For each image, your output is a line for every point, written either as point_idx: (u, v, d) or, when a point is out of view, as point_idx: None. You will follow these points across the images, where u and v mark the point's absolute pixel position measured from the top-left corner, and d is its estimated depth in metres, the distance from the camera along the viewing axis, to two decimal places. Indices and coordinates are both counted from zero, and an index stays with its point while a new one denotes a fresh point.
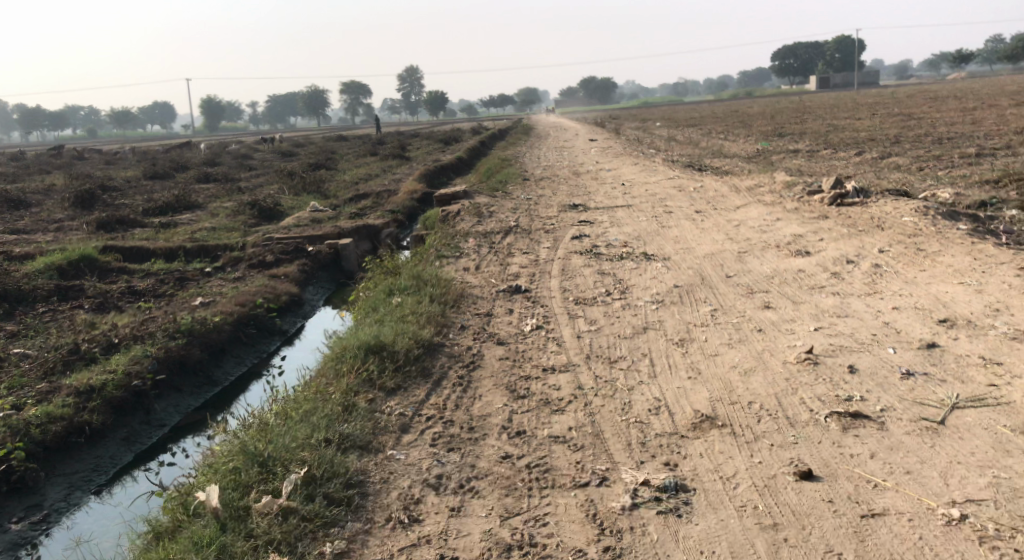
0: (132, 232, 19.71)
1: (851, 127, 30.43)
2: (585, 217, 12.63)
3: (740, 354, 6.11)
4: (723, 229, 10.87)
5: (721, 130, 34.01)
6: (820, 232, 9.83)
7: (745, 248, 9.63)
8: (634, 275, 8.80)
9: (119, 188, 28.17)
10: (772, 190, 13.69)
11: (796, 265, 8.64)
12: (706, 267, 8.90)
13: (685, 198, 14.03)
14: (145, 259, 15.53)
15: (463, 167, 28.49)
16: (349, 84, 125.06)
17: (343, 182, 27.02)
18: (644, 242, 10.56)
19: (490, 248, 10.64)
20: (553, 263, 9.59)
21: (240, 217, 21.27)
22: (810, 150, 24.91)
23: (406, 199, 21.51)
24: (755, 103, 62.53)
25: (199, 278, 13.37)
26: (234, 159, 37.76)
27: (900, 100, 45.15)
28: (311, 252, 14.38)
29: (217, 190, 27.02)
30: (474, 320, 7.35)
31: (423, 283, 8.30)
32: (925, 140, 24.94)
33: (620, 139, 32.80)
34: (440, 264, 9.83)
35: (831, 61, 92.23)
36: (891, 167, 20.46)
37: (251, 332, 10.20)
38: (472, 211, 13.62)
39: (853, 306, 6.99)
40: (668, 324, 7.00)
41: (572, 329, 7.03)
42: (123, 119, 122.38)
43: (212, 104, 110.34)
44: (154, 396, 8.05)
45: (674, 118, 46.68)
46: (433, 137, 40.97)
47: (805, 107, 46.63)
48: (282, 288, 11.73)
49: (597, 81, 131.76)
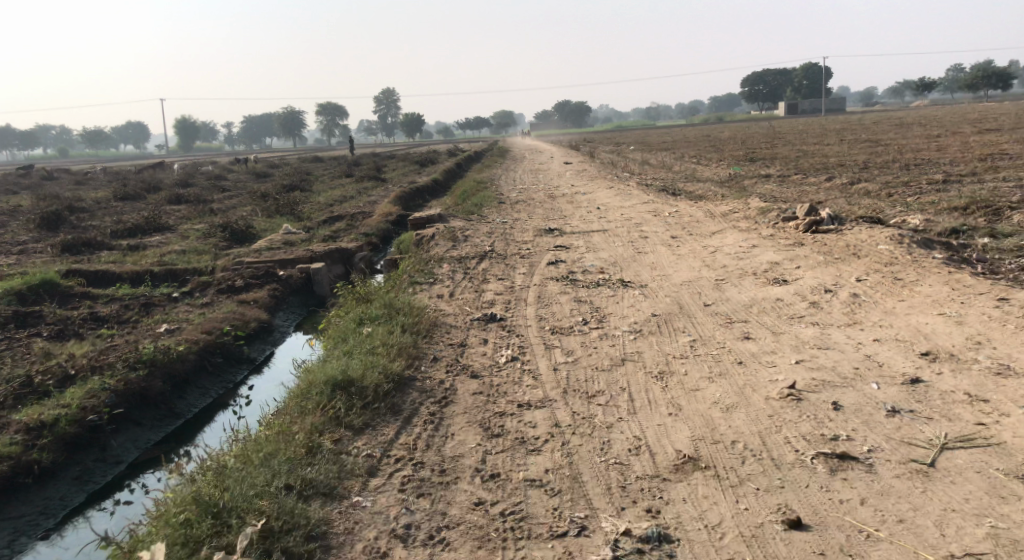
0: (98, 255, 19.27)
1: (822, 153, 30.72)
2: (561, 243, 12.45)
3: (722, 388, 5.91)
4: (700, 256, 10.73)
5: (694, 154, 34.17)
6: (798, 260, 9.71)
7: (722, 275, 9.48)
8: (611, 303, 8.61)
9: (88, 210, 27.68)
10: (747, 215, 13.62)
11: (775, 294, 8.49)
12: (684, 295, 8.74)
13: (661, 223, 13.93)
14: (110, 283, 15.14)
15: (438, 189, 28.30)
16: (325, 105, 124.87)
17: (316, 203, 26.71)
18: (621, 269, 10.39)
19: (464, 274, 10.41)
20: (529, 290, 9.38)
21: (210, 240, 20.88)
22: (782, 175, 25.03)
23: (380, 221, 21.25)
24: (727, 127, 63.23)
25: (164, 304, 13.00)
26: (207, 180, 37.37)
27: (868, 126, 45.79)
28: (282, 276, 14.08)
29: (187, 212, 26.61)
30: (447, 351, 7.10)
31: (395, 311, 8.05)
32: (895, 166, 25.18)
33: (595, 162, 32.83)
34: (412, 291, 9.58)
35: (802, 87, 93.58)
36: (863, 193, 20.57)
37: (217, 361, 9.86)
38: (446, 235, 13.40)
39: (834, 336, 6.83)
40: (647, 356, 6.80)
41: (548, 361, 6.80)
42: (95, 138, 121.16)
43: (185, 125, 109.58)
44: (110, 431, 7.79)
45: (648, 142, 46.99)
46: (409, 159, 40.83)
47: (776, 132, 47.18)
48: (251, 315, 11.41)
49: (572, 105, 132.61)
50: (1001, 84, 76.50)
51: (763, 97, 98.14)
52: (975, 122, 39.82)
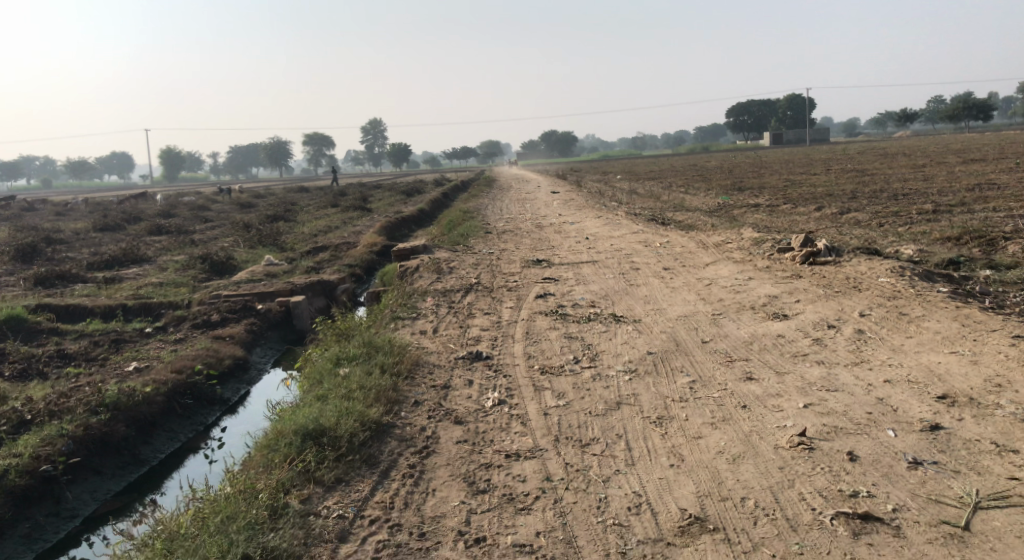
0: (72, 288, 18.74)
1: (809, 183, 30.63)
2: (550, 274, 12.05)
3: (726, 435, 5.47)
4: (694, 289, 10.36)
5: (681, 183, 34.01)
6: (797, 293, 9.35)
7: (719, 310, 9.10)
8: (604, 340, 8.18)
9: (66, 241, 27.15)
10: (740, 246, 13.30)
11: (775, 329, 8.10)
12: (679, 331, 8.34)
13: (652, 254, 13.57)
14: (82, 317, 14.62)
15: (424, 219, 27.91)
16: (312, 135, 124.84)
17: (300, 234, 26.26)
18: (612, 302, 9.99)
19: (448, 308, 9.96)
20: (517, 326, 8.96)
21: (190, 272, 20.37)
22: (771, 205, 24.80)
23: (364, 252, 20.82)
24: (712, 158, 63.51)
25: (135, 340, 12.48)
26: (191, 210, 36.92)
27: (852, 156, 45.96)
28: (261, 309, 13.59)
29: (168, 243, 26.10)
30: (429, 394, 6.63)
31: (375, 349, 7.58)
32: (883, 195, 25.04)
33: (582, 192, 32.62)
34: (394, 326, 9.14)
35: (785, 117, 94.27)
36: (853, 222, 20.32)
37: (187, 403, 9.34)
38: (431, 267, 12.98)
39: (842, 377, 6.43)
40: (644, 399, 6.36)
41: (537, 405, 6.35)
42: (81, 169, 120.58)
43: (172, 155, 109.29)
44: (66, 482, 7.35)
45: (634, 171, 46.97)
46: (396, 188, 40.54)
47: (762, 162, 47.27)
48: (226, 351, 10.90)
49: (558, 135, 133.17)
50: (981, 115, 77.22)
51: (747, 127, 98.82)
52: (961, 152, 39.87)
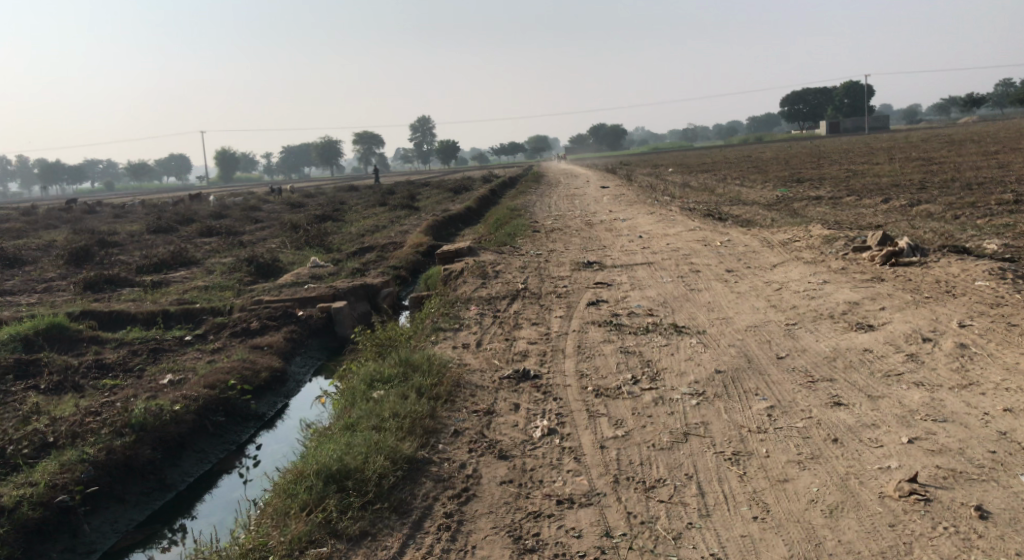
0: (120, 293, 18.52)
1: (872, 173, 29.18)
2: (602, 278, 11.25)
3: (818, 477, 4.65)
4: (762, 294, 9.45)
5: (736, 176, 32.74)
6: (880, 299, 8.42)
7: (792, 319, 8.19)
8: (666, 355, 7.37)
9: (120, 244, 27.12)
10: (809, 245, 12.30)
11: (860, 343, 7.19)
12: (750, 345, 7.48)
13: (712, 254, 12.67)
14: (125, 324, 14.25)
15: (472, 218, 27.26)
16: (362, 134, 125.66)
17: (347, 234, 25.84)
18: (672, 310, 9.16)
19: (494, 318, 9.25)
20: (568, 339, 8.17)
21: (236, 275, 20.01)
22: (834, 197, 23.53)
23: (411, 253, 20.27)
24: (766, 148, 61.67)
25: (174, 350, 12.00)
26: (242, 211, 36.89)
27: (915, 144, 44.00)
28: (301, 317, 13.05)
29: (217, 245, 25.93)
30: (470, 421, 5.91)
31: (413, 368, 6.88)
32: (954, 185, 23.60)
33: (633, 186, 31.63)
34: (435, 340, 8.44)
35: (841, 106, 91.43)
36: (925, 215, 19.04)
37: (219, 420, 8.76)
38: (477, 271, 12.28)
39: (950, 403, 5.54)
40: (715, 430, 5.54)
41: (593, 435, 5.58)
42: (140, 171, 123.11)
43: (227, 156, 110.81)
44: (85, 513, 6.80)
45: (687, 164, 45.67)
46: (444, 186, 40.05)
47: (820, 152, 45.58)
48: (262, 362, 10.33)
49: (607, 129, 131.64)
50: None
51: (802, 116, 96.06)
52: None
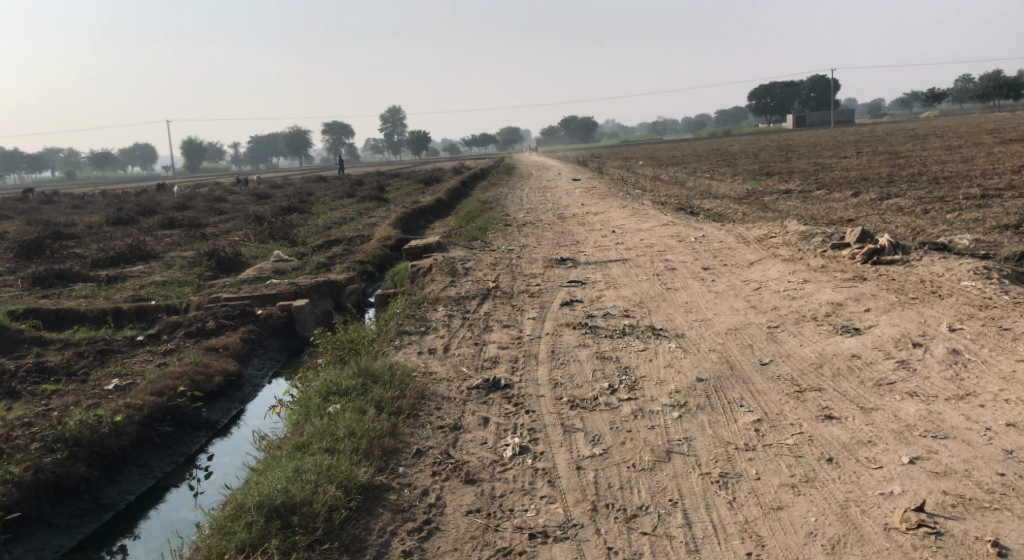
0: (71, 289, 17.73)
1: (840, 166, 29.11)
2: (576, 276, 10.81)
3: (815, 505, 4.36)
4: (742, 294, 9.07)
5: (707, 169, 32.49)
6: (865, 299, 8.06)
7: (774, 321, 7.80)
8: (643, 361, 6.94)
9: (75, 236, 26.18)
10: (785, 241, 11.96)
11: (848, 348, 6.80)
12: (733, 350, 7.06)
13: (687, 251, 12.30)
14: (73, 322, 13.56)
15: (441, 210, 26.69)
16: (331, 123, 124.05)
17: (313, 227, 25.15)
18: (649, 310, 8.74)
19: (462, 320, 8.77)
20: (540, 342, 7.71)
21: (195, 270, 19.28)
22: (805, 191, 23.33)
23: (378, 247, 19.70)
24: (734, 141, 61.67)
25: (122, 351, 11.36)
26: (206, 201, 35.95)
27: (882, 138, 44.12)
28: (260, 316, 12.46)
29: (177, 237, 25.09)
30: (435, 438, 5.46)
31: (374, 378, 6.38)
32: (921, 179, 23.51)
33: (604, 179, 31.27)
34: (399, 345, 7.94)
35: (809, 100, 91.91)
36: (896, 209, 18.87)
37: (167, 430, 8.23)
38: (445, 268, 11.78)
39: (949, 417, 5.17)
40: (700, 447, 5.12)
41: (568, 453, 5.15)
42: (103, 160, 120.52)
43: (193, 145, 108.67)
44: (5, 540, 6.33)
45: (657, 157, 45.42)
46: (413, 177, 39.39)
47: (788, 145, 45.56)
48: (216, 366, 9.77)
49: (578, 120, 131.46)
50: (1012, 94, 74.52)
51: (770, 109, 96.40)
52: (996, 132, 38.10)
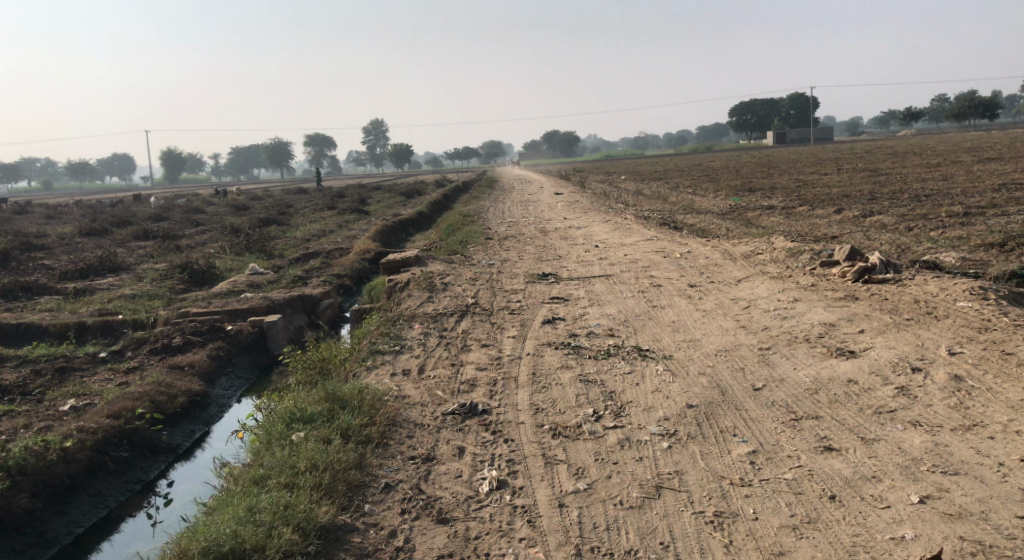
0: (37, 301, 17.17)
1: (822, 182, 29.04)
2: (558, 292, 10.45)
3: (819, 550, 4.10)
4: (730, 313, 8.73)
5: (689, 184, 32.35)
6: (858, 320, 7.74)
7: (765, 343, 7.46)
8: (629, 385, 6.56)
9: (46, 246, 25.55)
10: (773, 258, 11.67)
11: (845, 371, 6.45)
12: (724, 374, 6.71)
13: (672, 266, 11.99)
14: (36, 337, 13.03)
15: (421, 223, 26.28)
16: (313, 136, 123.49)
17: (291, 239, 24.65)
18: (634, 329, 8.38)
19: (439, 338, 8.36)
20: (521, 363, 7.32)
21: (167, 282, 18.73)
22: (787, 207, 23.16)
23: (355, 260, 19.27)
24: (716, 157, 61.77)
25: (83, 369, 10.83)
26: (183, 213, 35.37)
27: (863, 155, 44.23)
28: (230, 332, 11.98)
29: (151, 249, 24.52)
30: (406, 469, 5.07)
31: (342, 403, 5.96)
32: (903, 196, 23.40)
33: (586, 193, 31.02)
34: (371, 366, 7.52)
35: (788, 117, 92.53)
36: (880, 226, 18.70)
37: (122, 456, 7.75)
38: (422, 283, 11.36)
39: (958, 450, 4.84)
40: (692, 482, 4.76)
41: (548, 489, 4.80)
42: (81, 169, 119.25)
43: (173, 155, 107.69)
44: None
45: (639, 172, 45.28)
46: (395, 190, 38.98)
47: (769, 161, 45.61)
48: (179, 385, 9.29)
49: (560, 135, 131.87)
50: (987, 113, 75.36)
51: (750, 126, 96.96)
52: (974, 150, 38.28)
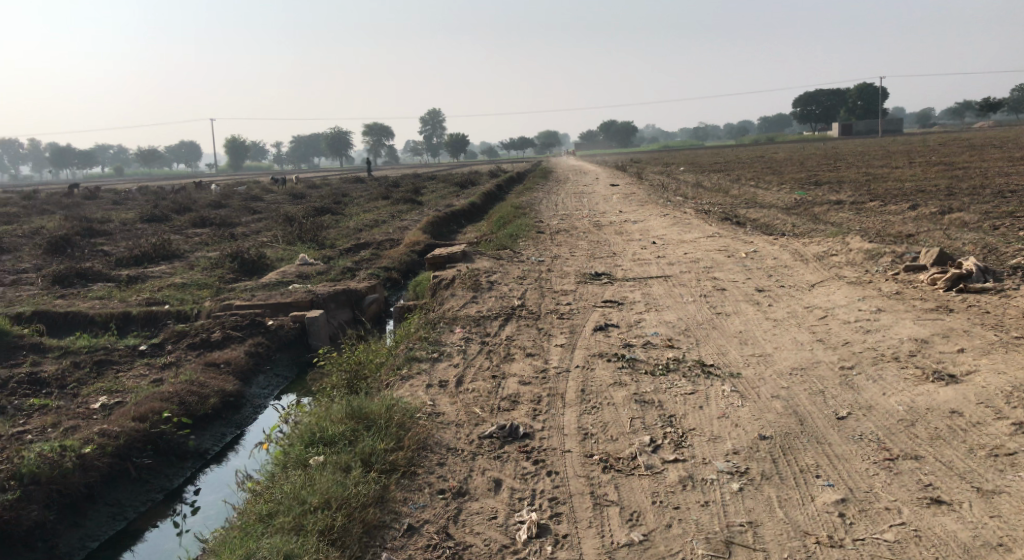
0: (90, 289, 17.03)
1: (894, 176, 27.56)
2: (612, 294, 9.71)
3: None
4: (805, 323, 7.87)
5: (751, 176, 31.13)
6: (956, 338, 6.85)
7: (847, 362, 6.63)
8: (690, 409, 5.81)
9: (106, 232, 25.67)
10: (849, 260, 10.72)
11: (945, 400, 5.61)
12: (800, 399, 5.91)
13: (738, 268, 11.13)
14: (80, 326, 12.73)
15: (474, 215, 25.73)
16: (371, 125, 123.90)
17: (343, 229, 24.27)
18: (696, 340, 7.59)
19: (482, 345, 7.71)
20: (569, 378, 6.60)
21: (217, 272, 18.45)
22: (857, 202, 21.89)
23: (405, 253, 18.78)
24: (780, 149, 59.87)
25: (120, 362, 10.42)
26: (241, 200, 35.47)
27: (937, 147, 42.14)
28: (271, 327, 11.50)
29: (206, 237, 24.42)
30: (435, 508, 4.51)
31: (366, 422, 5.33)
32: (985, 191, 21.95)
33: (644, 185, 30.06)
34: (406, 376, 6.91)
35: (855, 107, 89.24)
36: (960, 224, 17.41)
37: (146, 463, 7.23)
38: (468, 280, 10.72)
39: None
40: (768, 538, 4.17)
41: (597, 539, 4.24)
42: (150, 157, 122.20)
43: (237, 143, 109.33)
44: None
45: (699, 163, 43.96)
46: (449, 179, 38.54)
47: (836, 154, 43.85)
48: (212, 386, 8.82)
49: (619, 125, 130.28)
50: None
51: (814, 117, 94.02)
52: None
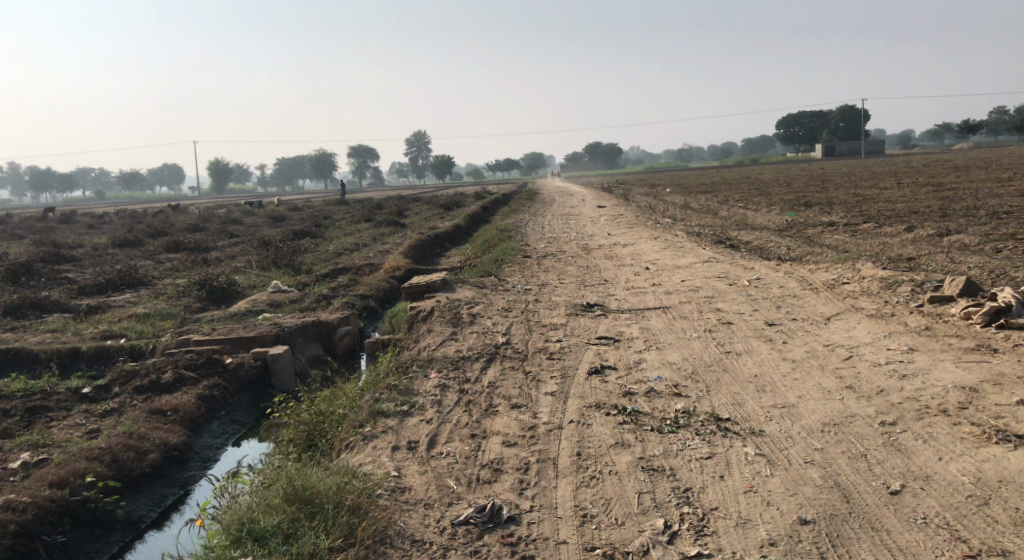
0: (44, 320, 15.84)
1: (885, 197, 26.91)
2: (607, 329, 8.72)
3: None
4: (829, 365, 6.90)
5: (740, 197, 30.40)
6: (1011, 385, 5.91)
7: (887, 416, 5.63)
8: (709, 481, 4.80)
9: (71, 257, 24.40)
10: (864, 289, 9.80)
11: (1019, 469, 4.67)
12: (840, 466, 4.91)
13: (742, 297, 10.18)
14: (20, 364, 11.57)
15: (458, 237, 24.75)
16: (356, 146, 122.87)
17: (321, 254, 23.16)
18: (706, 387, 6.57)
19: (460, 394, 6.66)
20: (562, 437, 5.58)
21: (183, 301, 17.30)
22: (851, 223, 21.09)
23: (383, 279, 17.75)
24: (764, 170, 59.34)
25: (57, 408, 9.27)
26: (218, 223, 34.30)
27: (922, 168, 41.64)
28: (229, 366, 10.39)
29: (177, 262, 23.24)
30: None
31: (311, 509, 4.40)
32: (980, 212, 21.27)
33: (632, 206, 29.23)
34: (369, 436, 5.85)
35: (838, 129, 89.19)
36: (961, 247, 16.58)
37: (59, 541, 6.23)
38: (447, 313, 9.69)
39: None
40: None
41: None
42: (132, 180, 120.68)
43: (221, 166, 108.17)
44: None
45: (686, 184, 43.34)
46: (433, 201, 37.59)
47: (822, 174, 43.35)
48: (154, 438, 7.71)
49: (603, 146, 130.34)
50: None
51: (797, 138, 94.19)
52: None
